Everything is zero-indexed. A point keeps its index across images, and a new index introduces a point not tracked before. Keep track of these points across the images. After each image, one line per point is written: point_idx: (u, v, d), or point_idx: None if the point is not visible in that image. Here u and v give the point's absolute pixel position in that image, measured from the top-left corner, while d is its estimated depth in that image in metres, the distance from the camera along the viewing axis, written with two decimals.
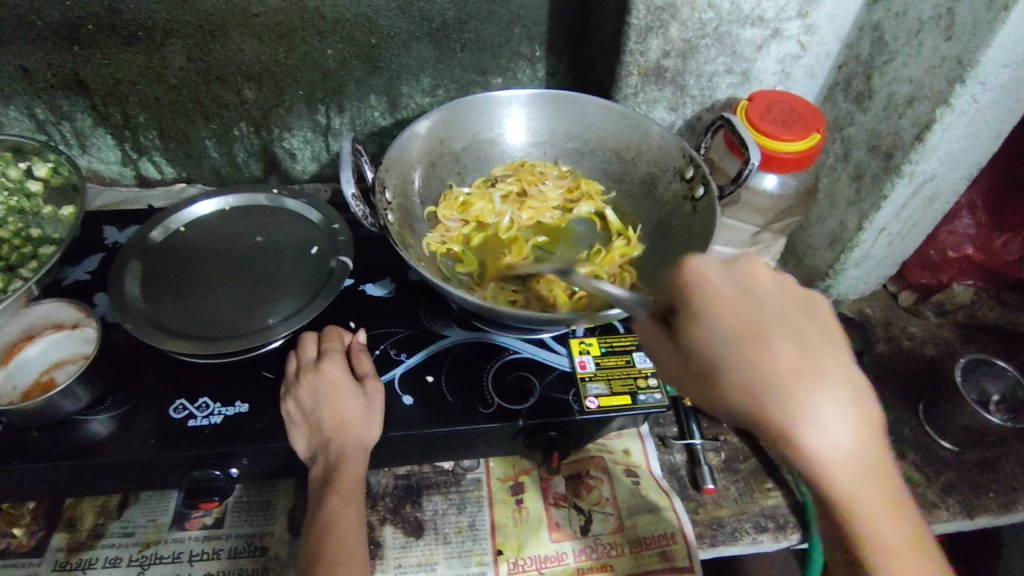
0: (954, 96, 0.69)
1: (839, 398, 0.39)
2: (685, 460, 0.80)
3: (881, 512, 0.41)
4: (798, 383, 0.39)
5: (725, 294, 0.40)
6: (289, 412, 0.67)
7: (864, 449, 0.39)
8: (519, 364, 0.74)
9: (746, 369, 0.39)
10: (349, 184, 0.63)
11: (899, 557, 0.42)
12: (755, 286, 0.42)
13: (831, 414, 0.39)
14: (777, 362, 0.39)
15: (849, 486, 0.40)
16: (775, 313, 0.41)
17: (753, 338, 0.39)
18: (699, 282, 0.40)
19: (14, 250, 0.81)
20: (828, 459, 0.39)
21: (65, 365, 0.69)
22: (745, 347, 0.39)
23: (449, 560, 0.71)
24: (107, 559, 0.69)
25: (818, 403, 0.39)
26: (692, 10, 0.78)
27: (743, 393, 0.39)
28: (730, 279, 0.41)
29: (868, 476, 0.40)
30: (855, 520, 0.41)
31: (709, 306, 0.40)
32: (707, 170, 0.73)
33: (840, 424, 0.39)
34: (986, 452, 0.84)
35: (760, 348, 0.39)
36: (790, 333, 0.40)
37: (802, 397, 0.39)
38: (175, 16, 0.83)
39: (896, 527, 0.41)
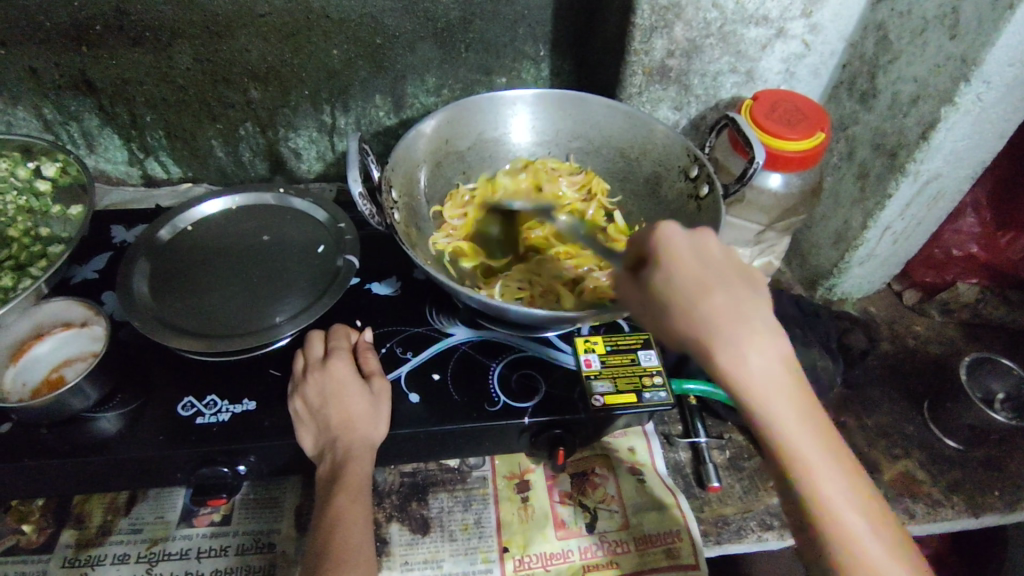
0: (959, 95, 0.69)
1: (766, 341, 0.45)
2: (690, 458, 0.80)
3: (808, 441, 0.46)
4: (731, 329, 0.44)
5: (680, 257, 0.46)
6: (296, 409, 0.67)
7: (785, 386, 0.45)
8: (524, 362, 0.74)
9: (688, 312, 0.45)
10: (356, 183, 0.64)
11: (830, 490, 0.46)
12: (708, 253, 0.47)
13: (758, 357, 0.45)
14: (715, 306, 0.45)
15: (784, 428, 0.45)
16: (721, 274, 0.46)
17: (705, 286, 0.45)
18: (665, 247, 0.46)
19: (23, 249, 0.82)
20: (755, 388, 0.45)
21: (74, 363, 0.70)
22: (689, 295, 0.45)
23: (455, 557, 0.71)
24: (115, 556, 0.70)
25: (745, 338, 0.44)
26: (697, 10, 0.78)
27: (681, 329, 0.45)
28: (686, 247, 0.46)
29: (791, 407, 0.45)
30: (786, 451, 0.46)
31: (670, 271, 0.46)
32: (711, 169, 0.74)
33: (764, 360, 0.45)
34: (991, 450, 0.84)
35: (705, 298, 0.45)
36: (738, 289, 0.46)
37: (731, 332, 0.44)
38: (182, 16, 0.84)
39: (825, 463, 0.46)
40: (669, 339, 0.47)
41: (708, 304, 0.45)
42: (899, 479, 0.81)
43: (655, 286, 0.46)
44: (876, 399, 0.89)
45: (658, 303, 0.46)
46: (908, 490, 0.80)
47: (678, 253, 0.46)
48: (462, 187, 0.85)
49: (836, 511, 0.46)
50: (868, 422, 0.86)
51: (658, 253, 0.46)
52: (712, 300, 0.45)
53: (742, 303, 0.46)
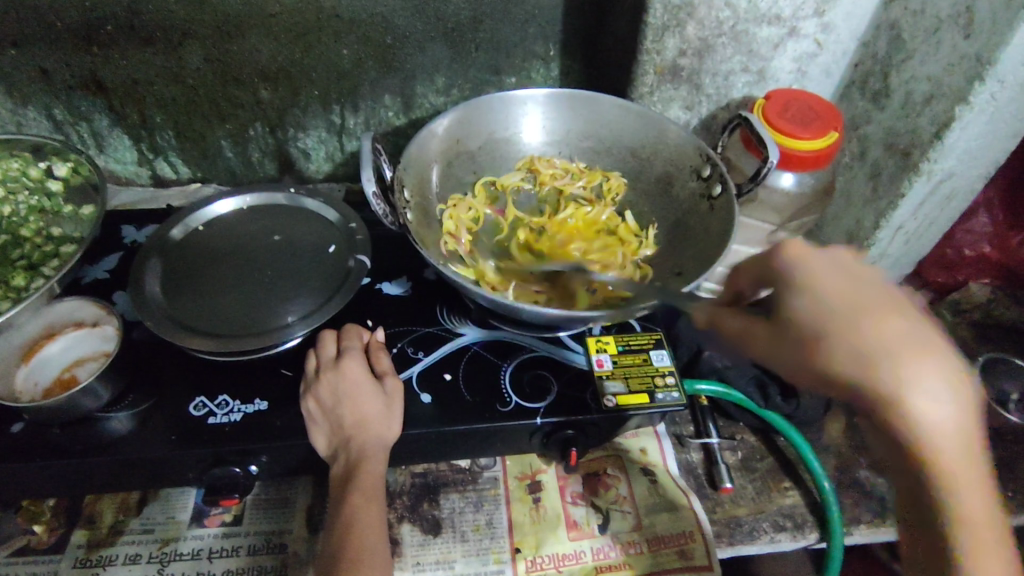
0: (973, 94, 0.69)
1: (940, 380, 0.44)
2: (702, 459, 0.80)
3: (973, 483, 0.45)
4: (910, 366, 0.43)
5: (825, 272, 0.48)
6: (309, 409, 0.67)
7: (962, 431, 0.44)
8: (536, 362, 0.74)
9: (852, 339, 0.45)
10: (369, 182, 0.64)
11: (983, 531, 0.46)
12: (864, 277, 0.47)
13: (934, 390, 0.44)
14: (885, 337, 0.44)
15: (948, 465, 0.44)
16: (888, 310, 0.45)
17: (866, 311, 0.45)
18: (806, 270, 0.48)
19: (36, 249, 0.82)
20: (923, 425, 0.44)
21: (86, 362, 0.70)
22: (851, 320, 0.45)
23: (467, 558, 0.71)
24: (127, 556, 0.69)
25: (927, 375, 0.44)
26: (709, 9, 0.78)
27: (848, 356, 0.45)
28: (832, 268, 0.48)
29: (965, 452, 0.44)
30: (950, 490, 0.45)
31: (818, 290, 0.47)
32: (723, 169, 0.74)
33: (944, 402, 0.44)
34: (1004, 451, 0.83)
35: (867, 329, 0.45)
36: (915, 325, 0.45)
37: (909, 367, 0.44)
38: (193, 16, 0.84)
39: (983, 503, 0.45)
40: (813, 366, 0.46)
41: (869, 334, 0.45)
42: None
43: (801, 313, 0.47)
44: None
45: (796, 335, 0.47)
46: None
47: (827, 282, 0.47)
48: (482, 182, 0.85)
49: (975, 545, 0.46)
50: None
51: (800, 270, 0.49)
52: (882, 334, 0.44)
53: (919, 340, 0.44)
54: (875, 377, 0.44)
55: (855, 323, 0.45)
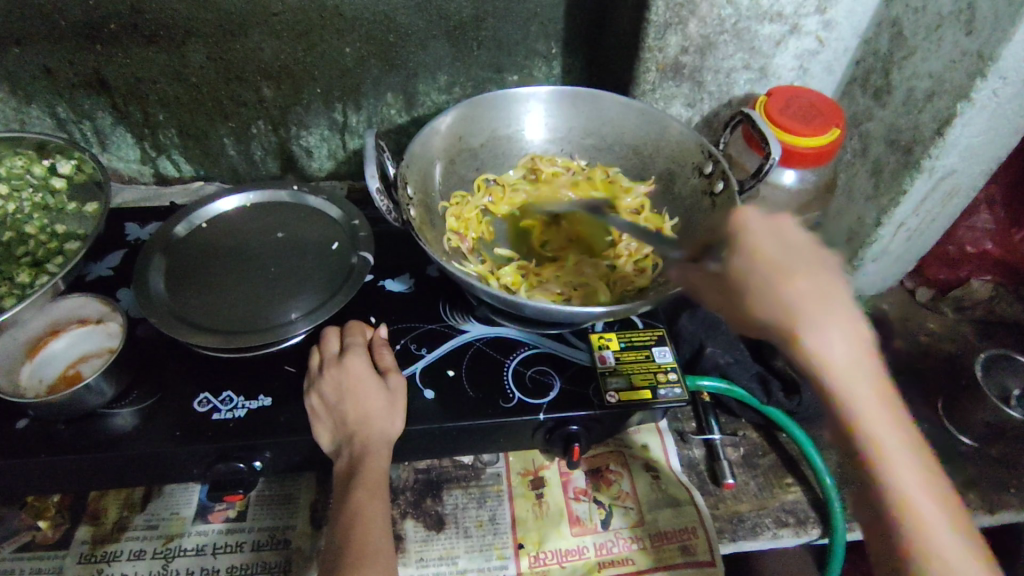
0: (975, 91, 0.69)
1: (843, 321, 0.48)
2: (704, 455, 0.80)
3: (892, 430, 0.48)
4: (814, 309, 0.48)
5: (763, 240, 0.53)
6: (312, 404, 0.67)
7: (870, 373, 0.48)
8: (539, 358, 0.74)
9: (765, 290, 0.50)
10: (373, 179, 0.64)
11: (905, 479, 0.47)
12: (790, 242, 0.52)
13: (832, 331, 0.48)
14: (800, 291, 0.49)
15: (849, 397, 0.48)
16: (803, 259, 0.50)
17: (790, 267, 0.50)
18: (750, 228, 0.54)
19: (40, 246, 0.82)
20: (834, 364, 0.48)
21: (90, 359, 0.70)
22: (774, 275, 0.50)
23: (470, 553, 0.71)
24: (132, 552, 0.70)
25: (828, 321, 0.48)
26: (711, 6, 0.78)
27: (778, 305, 0.49)
28: (770, 232, 0.53)
29: (863, 384, 0.48)
30: (873, 439, 0.47)
31: (752, 248, 0.52)
32: (726, 166, 0.74)
33: (850, 344, 0.48)
34: (1006, 447, 0.84)
35: (785, 279, 0.50)
36: (818, 275, 0.50)
37: (817, 311, 0.48)
38: (197, 15, 0.84)
39: (905, 453, 0.47)
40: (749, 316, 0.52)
41: (789, 289, 0.49)
42: None
43: (737, 266, 0.53)
44: None
45: (738, 282, 0.52)
46: None
47: (760, 238, 0.53)
48: (478, 180, 0.85)
49: (903, 495, 0.47)
50: None
51: (743, 231, 0.54)
52: (798, 282, 0.49)
53: (825, 289, 0.49)
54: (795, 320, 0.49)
55: (779, 274, 0.50)
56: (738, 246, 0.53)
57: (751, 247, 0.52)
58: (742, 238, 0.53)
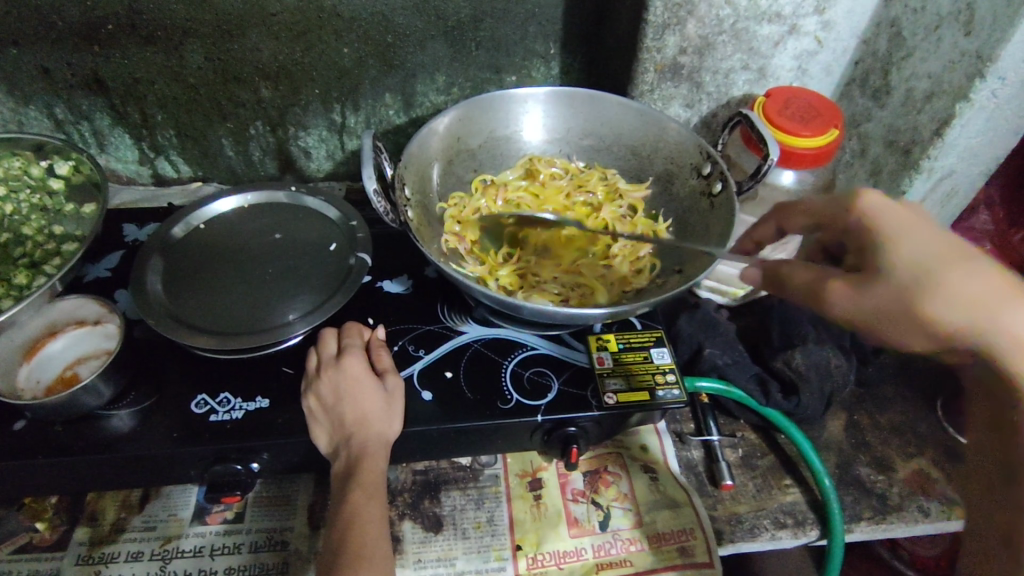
0: (974, 91, 0.69)
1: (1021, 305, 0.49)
2: (702, 457, 0.80)
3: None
4: (992, 297, 0.49)
5: (912, 230, 0.53)
6: (310, 407, 0.67)
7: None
8: (536, 359, 0.74)
9: (933, 287, 0.50)
10: (370, 181, 0.64)
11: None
12: (939, 229, 0.53)
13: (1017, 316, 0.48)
14: (971, 282, 0.49)
15: None
16: (947, 252, 0.51)
17: (946, 258, 0.51)
18: (882, 217, 0.54)
19: (37, 247, 0.82)
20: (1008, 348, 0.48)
21: (88, 361, 0.70)
22: (942, 270, 0.50)
23: (468, 554, 0.71)
24: (129, 553, 0.70)
25: (1012, 312, 0.48)
26: (709, 7, 0.78)
27: (952, 300, 0.50)
28: (923, 222, 0.53)
29: None
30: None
31: (899, 241, 0.53)
32: (724, 166, 0.74)
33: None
34: None
35: (955, 267, 0.50)
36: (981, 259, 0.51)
37: (999, 303, 0.49)
38: (195, 15, 0.84)
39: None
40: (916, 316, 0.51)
41: (964, 279, 0.50)
42: (913, 477, 0.81)
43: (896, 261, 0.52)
44: (888, 398, 0.89)
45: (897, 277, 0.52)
46: (922, 488, 0.80)
47: (912, 229, 0.53)
48: (478, 180, 0.84)
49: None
50: (881, 421, 0.86)
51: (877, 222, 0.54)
52: (969, 269, 0.50)
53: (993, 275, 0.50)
54: (973, 311, 0.49)
55: (948, 264, 0.50)
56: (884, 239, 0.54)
57: (896, 240, 0.53)
58: (884, 229, 0.54)
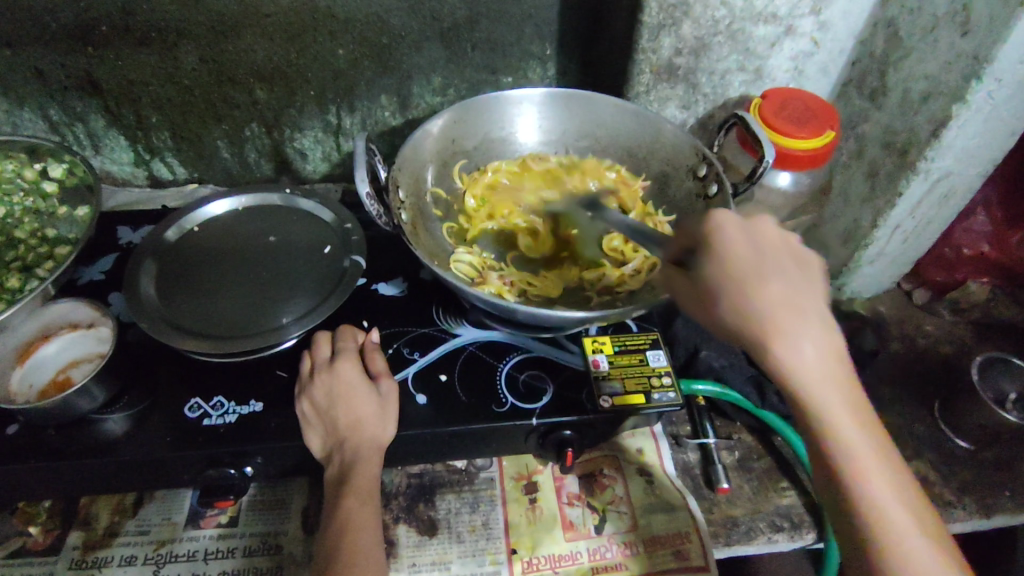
0: (970, 93, 0.68)
1: (817, 329, 0.47)
2: (699, 459, 0.80)
3: (856, 432, 0.47)
4: (781, 313, 0.47)
5: (740, 243, 0.49)
6: (304, 410, 0.67)
7: (835, 368, 0.47)
8: (532, 363, 0.74)
9: (742, 292, 0.47)
10: (362, 183, 0.64)
11: (866, 468, 0.47)
12: (760, 237, 0.50)
13: (804, 339, 0.47)
14: (765, 296, 0.47)
15: (815, 393, 0.47)
16: (775, 260, 0.49)
17: (754, 268, 0.48)
18: (719, 231, 0.50)
19: (30, 250, 0.82)
20: (788, 355, 0.47)
21: (81, 364, 0.70)
22: (742, 275, 0.48)
23: (463, 558, 0.71)
24: (122, 558, 0.69)
25: (790, 324, 0.47)
26: (705, 8, 0.77)
27: (746, 314, 0.47)
28: (743, 233, 0.50)
29: (831, 385, 0.47)
30: (835, 433, 0.47)
31: (726, 258, 0.48)
32: (720, 168, 0.74)
33: (812, 346, 0.47)
34: (1002, 450, 0.84)
35: (750, 278, 0.47)
36: (790, 276, 0.48)
37: (776, 315, 0.47)
38: (188, 16, 0.83)
39: (871, 454, 0.47)
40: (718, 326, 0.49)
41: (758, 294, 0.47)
42: None
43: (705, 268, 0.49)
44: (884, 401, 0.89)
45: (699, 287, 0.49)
46: None
47: (733, 238, 0.49)
48: (456, 169, 0.84)
49: (868, 487, 0.47)
50: None
51: (718, 241, 0.49)
52: (766, 286, 0.47)
53: (796, 292, 0.48)
54: (754, 327, 0.47)
55: (749, 277, 0.47)
56: (707, 247, 0.49)
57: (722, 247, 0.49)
58: (712, 242, 0.49)
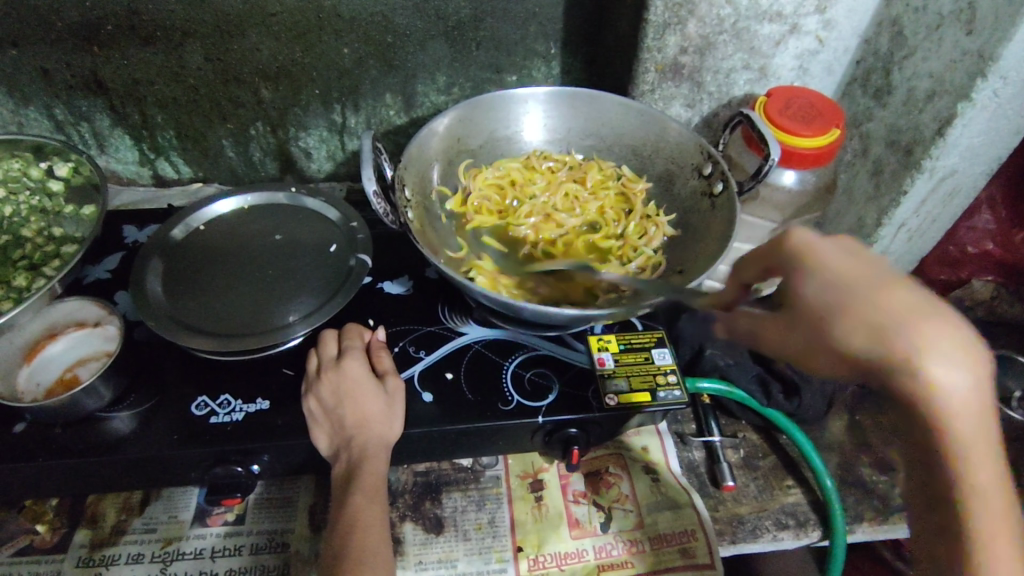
0: (975, 91, 0.68)
1: (960, 357, 0.40)
2: (704, 457, 0.80)
3: (994, 470, 0.41)
4: (929, 335, 0.39)
5: (835, 256, 0.45)
6: (311, 409, 0.67)
7: (985, 401, 0.40)
8: (538, 360, 0.74)
9: (870, 307, 0.41)
10: (369, 181, 0.64)
11: (990, 523, 0.42)
12: (869, 255, 0.44)
13: (950, 369, 0.40)
14: (903, 306, 0.40)
15: (955, 435, 0.41)
16: (901, 275, 0.42)
17: (877, 283, 0.42)
18: (802, 249, 0.48)
19: (37, 249, 0.82)
20: (908, 362, 0.40)
21: (88, 362, 0.70)
22: (863, 292, 0.42)
23: (469, 556, 0.71)
24: (130, 555, 0.69)
25: (934, 333, 0.40)
26: (710, 6, 0.77)
27: (865, 322, 0.41)
28: (835, 248, 0.46)
29: (979, 429, 0.40)
30: (963, 479, 0.42)
31: (831, 270, 0.45)
32: (725, 167, 0.74)
33: (963, 368, 0.40)
34: (1007, 448, 0.84)
35: (882, 291, 0.41)
36: (908, 294, 0.41)
37: (914, 327, 0.40)
38: (194, 16, 0.84)
39: (1004, 509, 0.42)
40: (832, 347, 0.43)
41: (888, 305, 0.41)
42: None
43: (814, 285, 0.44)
44: None
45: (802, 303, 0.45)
46: None
47: (826, 252, 0.46)
48: (462, 168, 0.83)
49: (988, 527, 0.42)
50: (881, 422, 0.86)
51: (810, 254, 0.47)
52: (897, 301, 0.41)
53: (933, 313, 0.40)
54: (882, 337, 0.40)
55: (860, 290, 0.42)
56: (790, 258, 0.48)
57: (813, 259, 0.46)
58: (795, 256, 0.48)
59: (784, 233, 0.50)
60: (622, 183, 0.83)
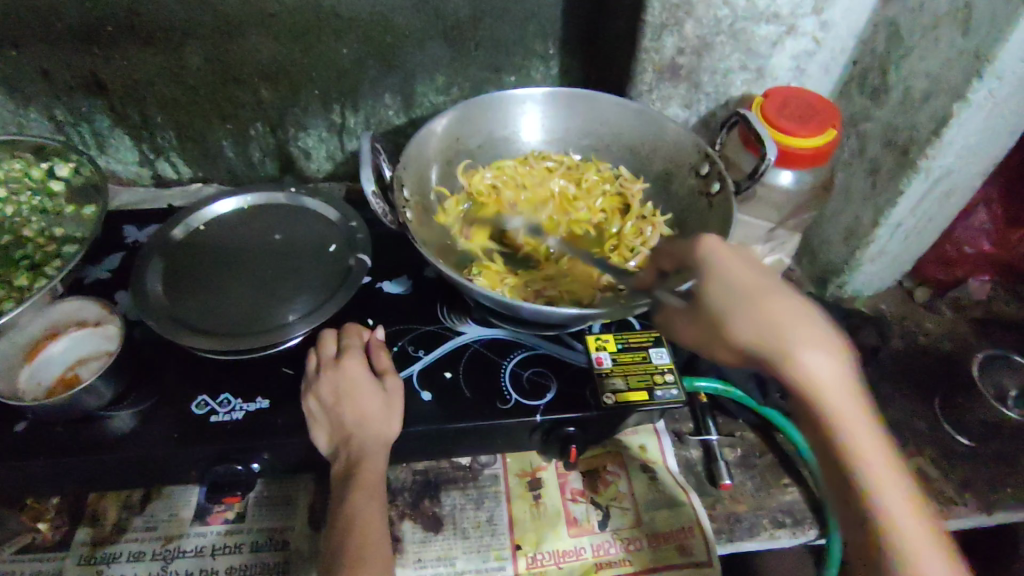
0: (971, 91, 0.69)
1: (816, 341, 0.52)
2: (701, 456, 0.80)
3: (874, 441, 0.50)
4: (780, 322, 0.52)
5: (739, 266, 0.57)
6: (311, 408, 0.67)
7: (846, 379, 0.51)
8: (536, 359, 0.74)
9: (753, 305, 0.54)
10: (368, 182, 0.64)
11: (879, 485, 0.49)
12: (760, 265, 0.57)
13: (817, 350, 0.51)
14: (767, 309, 0.53)
15: (829, 403, 0.51)
16: (774, 281, 0.56)
17: (752, 288, 0.55)
18: (716, 253, 0.58)
19: (38, 249, 0.83)
20: (776, 354, 0.52)
21: (89, 361, 0.71)
22: (748, 293, 0.55)
23: (468, 554, 0.71)
24: (131, 553, 0.70)
25: (798, 331, 0.52)
26: (707, 7, 0.78)
27: (748, 316, 0.53)
28: (743, 261, 0.57)
29: (840, 397, 0.51)
30: (848, 445, 0.50)
31: (731, 276, 0.56)
32: (721, 166, 0.75)
33: (820, 351, 0.51)
34: (1003, 446, 0.85)
35: (760, 293, 0.54)
36: (789, 293, 0.55)
37: (786, 322, 0.52)
38: (194, 16, 0.84)
39: (886, 470, 0.49)
40: (727, 335, 0.55)
41: (769, 305, 0.54)
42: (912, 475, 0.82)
43: (711, 285, 0.57)
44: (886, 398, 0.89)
45: (704, 303, 0.57)
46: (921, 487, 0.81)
47: (731, 261, 0.57)
48: (461, 168, 0.84)
49: (888, 503, 0.49)
50: None
51: (719, 262, 0.57)
52: (773, 300, 0.54)
53: (803, 306, 0.54)
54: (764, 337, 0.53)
55: (752, 291, 0.55)
56: (703, 271, 0.58)
57: (719, 268, 0.57)
58: (711, 262, 0.58)
59: (700, 240, 0.60)
60: (620, 182, 0.83)
